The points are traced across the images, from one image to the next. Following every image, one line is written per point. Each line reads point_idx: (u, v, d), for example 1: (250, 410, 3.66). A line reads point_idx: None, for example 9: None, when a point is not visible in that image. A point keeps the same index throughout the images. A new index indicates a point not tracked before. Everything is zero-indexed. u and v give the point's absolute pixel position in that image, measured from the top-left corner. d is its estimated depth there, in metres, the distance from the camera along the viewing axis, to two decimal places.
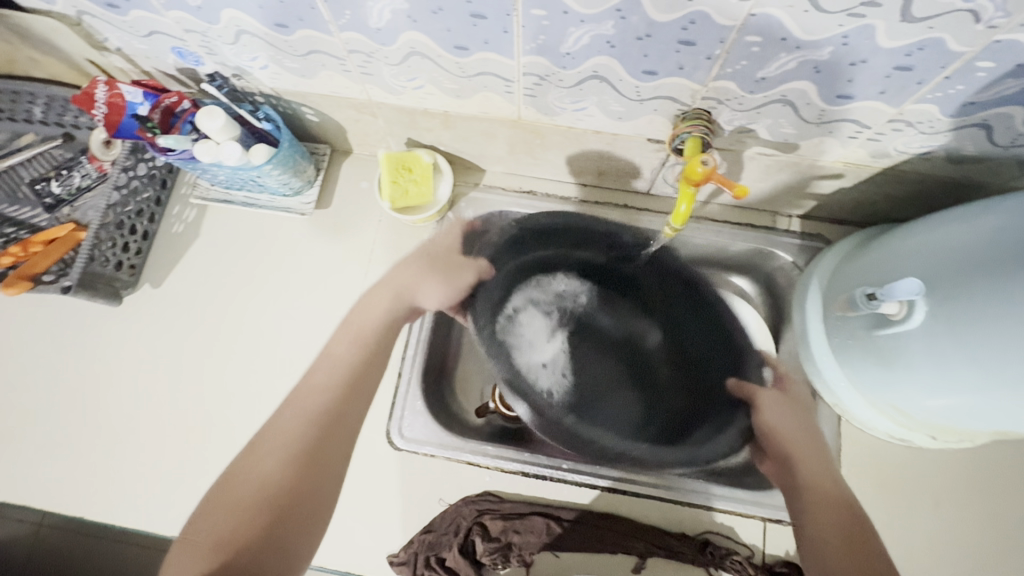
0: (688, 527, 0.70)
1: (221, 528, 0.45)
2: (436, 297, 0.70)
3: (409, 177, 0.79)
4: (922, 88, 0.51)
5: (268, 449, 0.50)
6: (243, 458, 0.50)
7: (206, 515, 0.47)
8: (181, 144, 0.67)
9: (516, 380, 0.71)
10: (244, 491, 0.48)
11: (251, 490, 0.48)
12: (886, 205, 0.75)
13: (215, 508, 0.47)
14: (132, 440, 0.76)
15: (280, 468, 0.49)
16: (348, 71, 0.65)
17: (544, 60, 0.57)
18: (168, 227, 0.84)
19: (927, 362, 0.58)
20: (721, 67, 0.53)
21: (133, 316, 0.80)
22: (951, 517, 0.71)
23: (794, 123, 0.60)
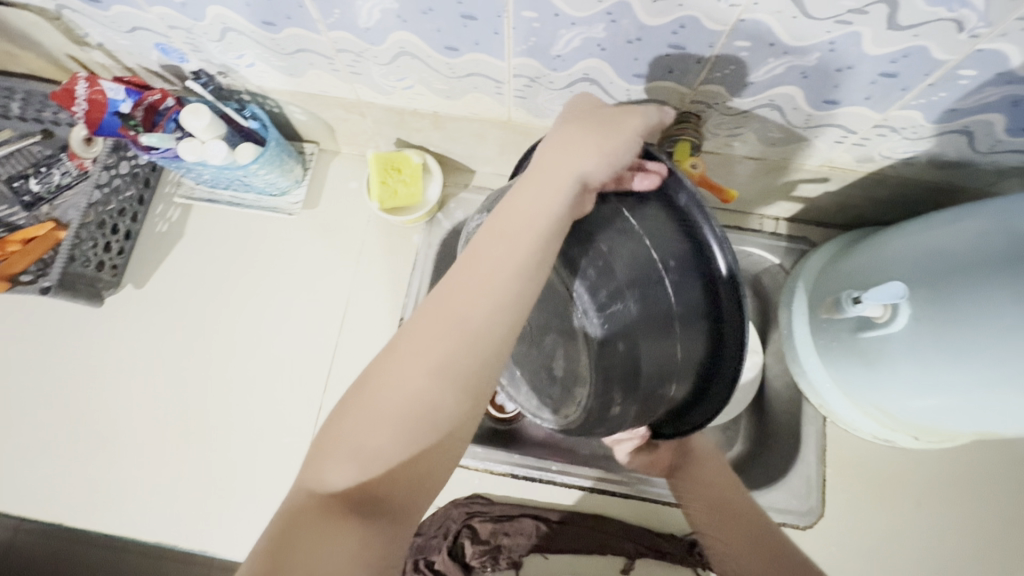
0: (676, 528, 0.71)
1: (387, 444, 0.38)
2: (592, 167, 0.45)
3: (398, 177, 0.78)
4: (906, 95, 0.52)
5: (421, 353, 0.40)
6: (382, 375, 0.40)
7: (367, 416, 0.39)
8: (164, 142, 0.66)
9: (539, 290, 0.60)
10: (433, 418, 0.39)
11: (403, 401, 0.39)
12: (870, 209, 0.76)
13: (373, 455, 0.38)
14: (114, 444, 0.74)
15: (430, 377, 0.40)
16: (336, 71, 0.65)
17: (535, 62, 0.56)
18: (151, 227, 0.82)
19: (910, 364, 0.59)
20: (710, 71, 0.53)
21: (115, 317, 0.79)
22: (932, 515, 0.72)
23: (782, 127, 0.61)
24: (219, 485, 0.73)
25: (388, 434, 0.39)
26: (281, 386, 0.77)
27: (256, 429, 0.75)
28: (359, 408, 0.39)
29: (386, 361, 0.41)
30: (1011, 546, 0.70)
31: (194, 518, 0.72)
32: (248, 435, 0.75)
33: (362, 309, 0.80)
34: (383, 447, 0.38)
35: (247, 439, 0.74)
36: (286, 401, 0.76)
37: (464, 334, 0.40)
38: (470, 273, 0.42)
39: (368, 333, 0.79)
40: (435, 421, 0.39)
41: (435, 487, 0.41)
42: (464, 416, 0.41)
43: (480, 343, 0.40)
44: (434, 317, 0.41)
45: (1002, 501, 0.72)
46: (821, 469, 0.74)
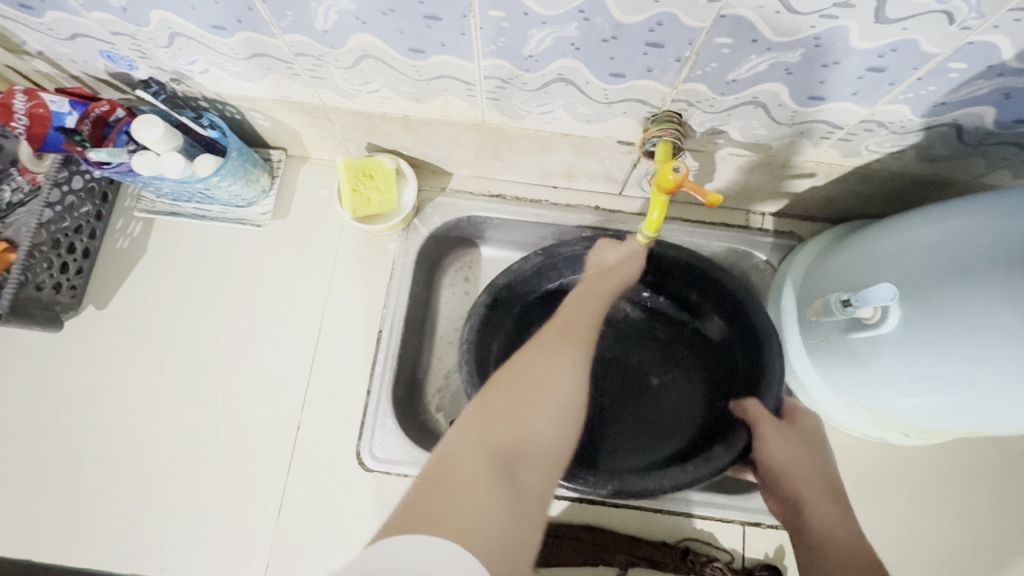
0: (668, 536, 0.70)
1: (490, 502, 0.49)
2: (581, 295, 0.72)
3: (371, 184, 0.75)
4: (894, 89, 0.50)
5: (536, 419, 0.60)
6: (522, 410, 0.59)
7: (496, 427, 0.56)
8: (115, 157, 0.62)
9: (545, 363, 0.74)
10: (525, 451, 0.56)
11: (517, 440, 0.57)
12: (858, 202, 0.74)
13: (461, 485, 0.49)
14: (86, 473, 0.71)
15: (552, 429, 0.61)
16: (296, 75, 0.61)
17: (506, 63, 0.53)
18: (111, 243, 0.78)
19: (899, 365, 0.57)
20: (691, 69, 0.50)
21: (79, 340, 0.75)
22: (925, 509, 0.72)
23: (766, 124, 0.58)
24: (198, 511, 0.70)
25: (536, 421, 0.60)
26: (257, 405, 0.74)
27: (234, 450, 0.72)
28: (475, 448, 0.54)
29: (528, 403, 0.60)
30: (1003, 540, 0.70)
31: (173, 547, 0.69)
32: (227, 457, 0.72)
33: (339, 322, 0.77)
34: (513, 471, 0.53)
35: (225, 461, 0.72)
36: (264, 421, 0.73)
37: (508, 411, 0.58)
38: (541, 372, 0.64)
39: (347, 347, 0.76)
40: (529, 464, 0.56)
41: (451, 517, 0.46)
42: (533, 462, 0.57)
43: (548, 460, 0.59)
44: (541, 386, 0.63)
45: (992, 495, 0.72)
46: None
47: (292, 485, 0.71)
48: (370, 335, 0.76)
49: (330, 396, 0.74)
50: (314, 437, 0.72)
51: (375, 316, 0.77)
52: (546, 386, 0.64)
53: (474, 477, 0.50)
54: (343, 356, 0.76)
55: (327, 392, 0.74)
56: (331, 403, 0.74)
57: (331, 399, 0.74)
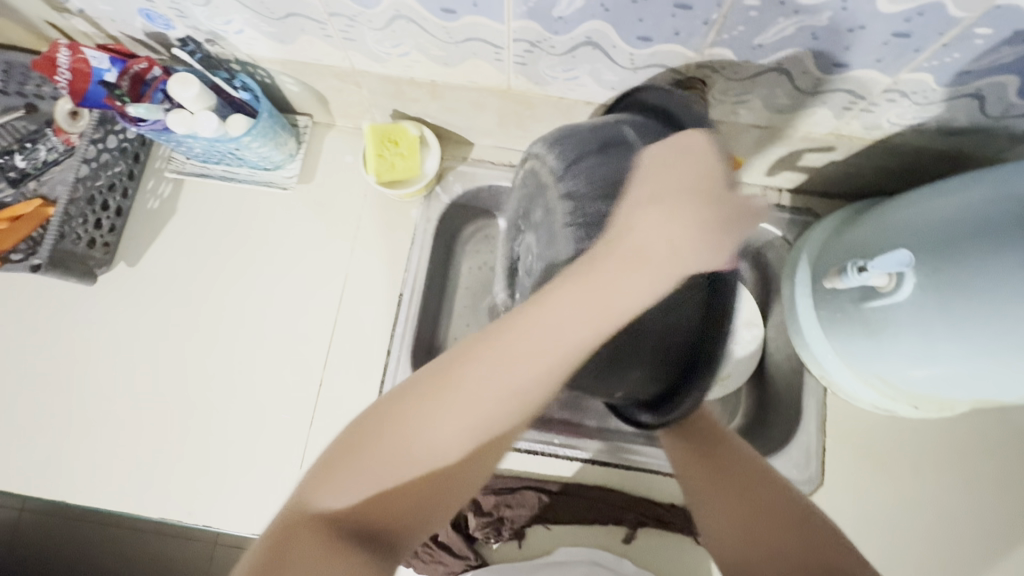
0: (677, 498, 0.72)
1: (361, 490, 0.42)
2: (571, 313, 0.43)
3: (395, 150, 0.76)
4: (918, 56, 0.51)
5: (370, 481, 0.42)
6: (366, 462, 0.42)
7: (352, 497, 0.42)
8: (152, 113, 0.63)
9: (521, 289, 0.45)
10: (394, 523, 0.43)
11: (404, 474, 0.43)
12: (876, 179, 0.75)
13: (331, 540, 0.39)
14: (116, 423, 0.74)
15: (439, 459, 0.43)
16: (329, 36, 0.62)
17: (535, 25, 0.54)
18: (143, 204, 0.80)
19: (911, 334, 0.59)
20: (718, 33, 0.51)
21: (110, 296, 0.78)
22: (932, 481, 0.73)
23: (789, 93, 0.59)
24: (223, 461, 0.73)
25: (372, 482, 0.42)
26: (281, 362, 0.76)
27: (259, 404, 0.75)
28: (360, 503, 0.42)
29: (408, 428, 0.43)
30: (1009, 513, 0.71)
31: (198, 495, 0.72)
32: (251, 411, 0.74)
33: (361, 284, 0.79)
34: (369, 502, 0.42)
35: (249, 414, 0.74)
36: (287, 378, 0.76)
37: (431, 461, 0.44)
38: (410, 440, 0.42)
39: (368, 309, 0.78)
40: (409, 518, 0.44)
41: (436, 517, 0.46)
42: (405, 513, 0.44)
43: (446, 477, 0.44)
44: (397, 436, 0.42)
45: (1000, 470, 0.73)
46: (820, 437, 0.75)
47: (315, 438, 0.74)
48: (390, 298, 0.78)
49: (352, 355, 0.76)
50: (336, 394, 0.75)
51: (397, 280, 0.79)
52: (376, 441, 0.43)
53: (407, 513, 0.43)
54: (364, 318, 0.78)
55: (348, 352, 0.77)
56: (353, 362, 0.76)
57: (352, 359, 0.76)
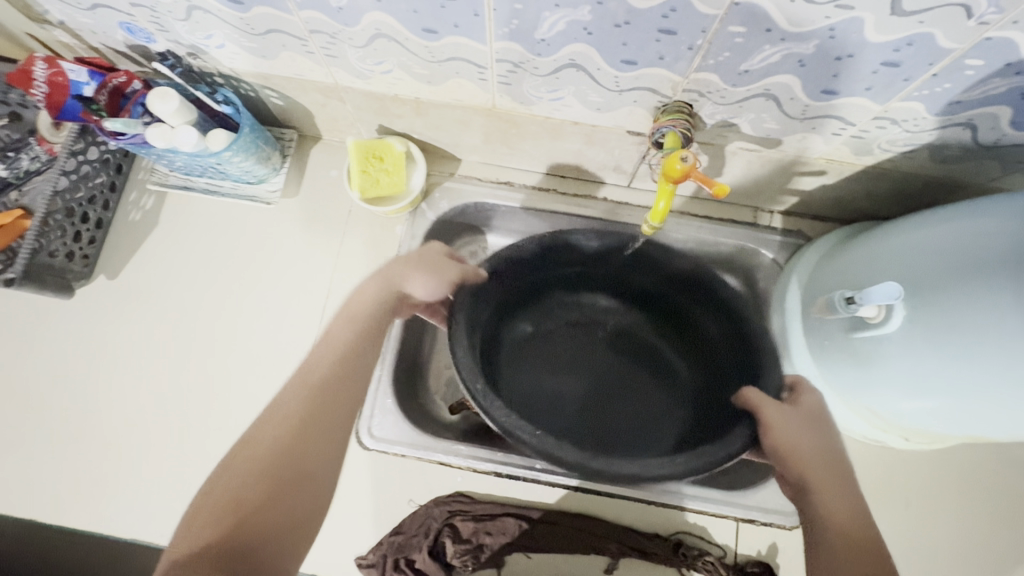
0: (661, 528, 0.70)
1: (200, 533, 0.41)
2: (425, 287, 0.61)
3: (380, 166, 0.75)
4: (908, 85, 0.49)
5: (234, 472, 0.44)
6: (232, 457, 0.46)
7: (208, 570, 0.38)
8: (130, 128, 0.63)
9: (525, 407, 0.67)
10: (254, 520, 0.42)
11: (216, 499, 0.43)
12: (869, 204, 0.73)
13: (236, 465, 0.45)
14: (91, 438, 0.72)
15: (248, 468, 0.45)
16: (310, 53, 0.61)
17: (518, 46, 0.53)
18: (124, 215, 0.80)
19: (903, 366, 0.57)
20: (703, 58, 0.50)
21: (90, 309, 0.76)
22: (925, 514, 0.71)
23: (778, 118, 0.58)
24: (197, 481, 0.71)
25: (250, 467, 0.44)
26: (260, 380, 0.75)
27: (236, 423, 0.73)
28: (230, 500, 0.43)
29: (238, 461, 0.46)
30: (1002, 549, 0.70)
31: (170, 515, 0.70)
32: (229, 429, 0.73)
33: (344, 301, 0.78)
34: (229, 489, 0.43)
35: (225, 433, 0.73)
36: (266, 396, 0.74)
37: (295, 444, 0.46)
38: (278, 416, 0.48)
39: None
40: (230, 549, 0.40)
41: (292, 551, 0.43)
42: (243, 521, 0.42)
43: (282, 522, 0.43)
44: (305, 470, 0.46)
45: (992, 504, 0.71)
46: None
47: None
48: None
49: None
50: None
51: None
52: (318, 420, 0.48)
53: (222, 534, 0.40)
54: None
55: None
56: None
57: None
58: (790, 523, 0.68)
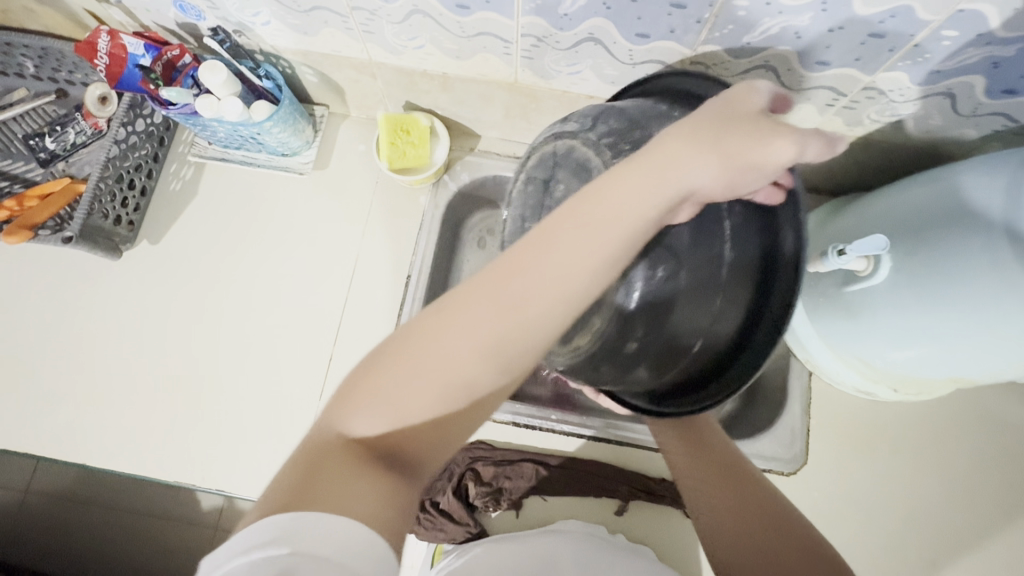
0: (668, 473, 0.75)
1: (422, 413, 0.38)
2: (708, 174, 0.39)
3: (407, 139, 0.81)
4: (893, 55, 0.55)
5: (424, 358, 0.37)
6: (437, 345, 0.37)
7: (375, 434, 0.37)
8: (182, 97, 0.68)
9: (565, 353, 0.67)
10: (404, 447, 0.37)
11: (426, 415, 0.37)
12: (860, 176, 0.79)
13: (396, 377, 0.37)
14: (135, 390, 0.77)
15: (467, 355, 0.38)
16: (349, 29, 0.67)
17: (543, 21, 0.59)
18: (165, 185, 0.85)
19: (891, 316, 0.62)
20: (710, 31, 0.56)
21: (134, 271, 0.82)
22: (912, 462, 0.77)
23: (776, 90, 0.64)
24: (235, 430, 0.76)
25: (480, 329, 0.37)
26: (293, 337, 0.80)
27: (271, 377, 0.78)
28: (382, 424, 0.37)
29: (422, 347, 0.37)
30: (983, 494, 0.75)
31: (209, 461, 0.75)
32: (265, 382, 0.78)
33: (371, 265, 0.83)
34: (390, 435, 0.37)
35: (260, 385, 0.78)
36: None
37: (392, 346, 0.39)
38: (540, 258, 0.37)
39: (377, 290, 0.82)
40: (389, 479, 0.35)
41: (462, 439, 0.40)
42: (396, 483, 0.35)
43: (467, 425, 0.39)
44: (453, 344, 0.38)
45: (974, 453, 0.77)
46: (806, 419, 0.78)
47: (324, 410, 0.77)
48: (398, 280, 0.82)
49: (361, 333, 0.80)
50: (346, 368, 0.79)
51: (405, 263, 0.83)
52: (435, 325, 0.38)
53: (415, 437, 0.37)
54: (373, 298, 0.82)
55: (358, 330, 0.80)
56: (362, 339, 0.80)
57: (362, 335, 0.80)
58: (789, 468, 0.76)
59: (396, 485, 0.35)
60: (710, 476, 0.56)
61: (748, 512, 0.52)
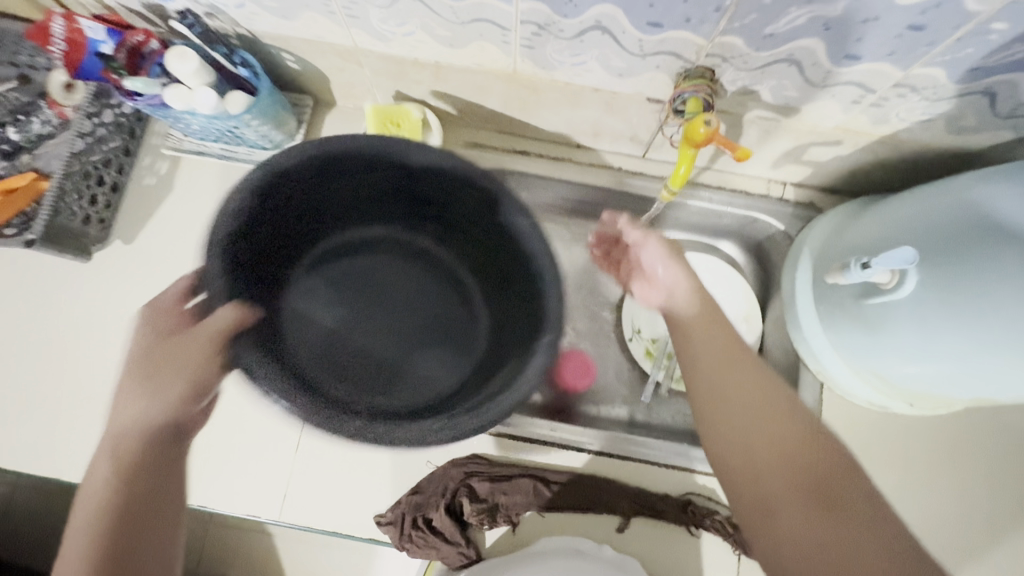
0: (672, 489, 0.72)
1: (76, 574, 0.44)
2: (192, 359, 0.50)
3: (397, 133, 0.75)
4: (932, 50, 0.50)
5: (90, 489, 0.48)
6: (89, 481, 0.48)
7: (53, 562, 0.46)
8: (150, 87, 0.62)
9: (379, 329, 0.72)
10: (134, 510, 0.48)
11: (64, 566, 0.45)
12: (881, 176, 0.74)
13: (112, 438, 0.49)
14: (109, 400, 0.73)
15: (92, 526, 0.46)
16: (332, 13, 0.61)
17: (544, 7, 0.53)
18: (139, 180, 0.79)
19: (912, 332, 0.58)
20: (730, 20, 0.50)
21: (105, 273, 0.77)
22: (928, 477, 0.73)
23: (798, 85, 0.58)
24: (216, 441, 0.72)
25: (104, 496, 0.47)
26: None
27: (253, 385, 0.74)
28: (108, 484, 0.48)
29: (95, 485, 0.48)
30: (997, 512, 0.72)
31: None
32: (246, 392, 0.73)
33: None
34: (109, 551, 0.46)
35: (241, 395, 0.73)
36: None
37: (147, 371, 0.50)
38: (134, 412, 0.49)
39: None
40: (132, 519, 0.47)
41: None
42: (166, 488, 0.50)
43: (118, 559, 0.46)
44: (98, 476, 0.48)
45: (988, 468, 0.74)
46: None
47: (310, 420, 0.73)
48: None
49: None
50: None
51: None
52: (174, 358, 0.50)
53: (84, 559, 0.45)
54: None
55: None
56: None
57: None
58: None
59: None
60: (753, 424, 0.52)
61: (768, 416, 0.52)
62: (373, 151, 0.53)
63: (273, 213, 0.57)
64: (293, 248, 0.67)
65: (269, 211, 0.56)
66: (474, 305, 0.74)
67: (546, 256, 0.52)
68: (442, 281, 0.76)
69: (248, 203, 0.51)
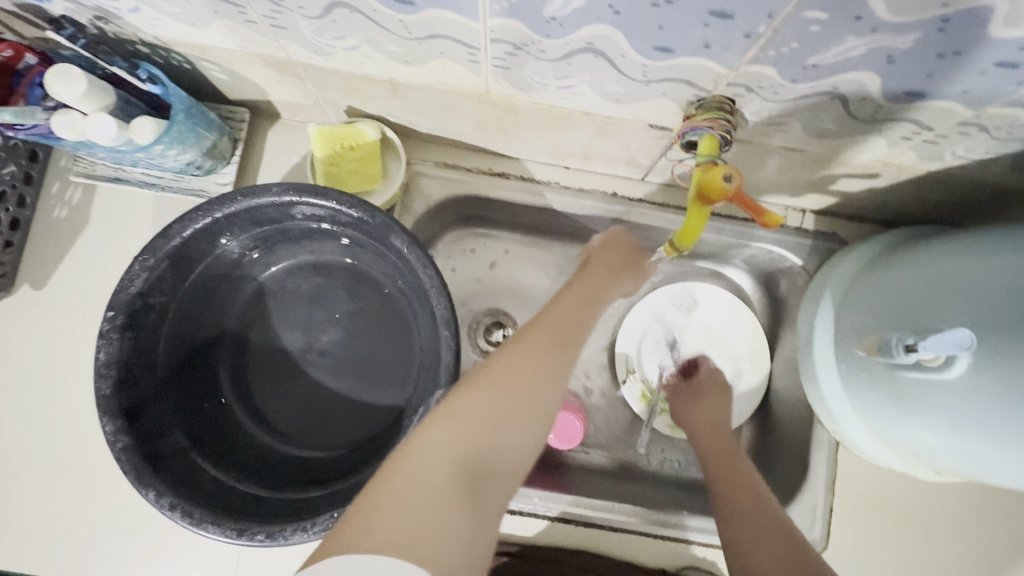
0: (667, 563, 0.65)
1: (449, 466, 0.39)
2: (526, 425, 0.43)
3: (352, 157, 0.63)
4: (1019, 90, 0.39)
5: (420, 486, 0.37)
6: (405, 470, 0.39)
7: (409, 521, 0.35)
8: (23, 118, 0.49)
9: (319, 367, 0.65)
10: (495, 459, 0.41)
11: (431, 485, 0.38)
12: (918, 207, 0.64)
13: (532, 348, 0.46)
14: (25, 475, 0.63)
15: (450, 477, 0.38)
16: (251, 22, 0.48)
17: (520, 25, 0.41)
18: (47, 211, 0.67)
19: (953, 418, 0.49)
20: (762, 48, 0.39)
21: (15, 324, 0.65)
22: (959, 547, 0.65)
23: (839, 120, 0.47)
24: (154, 519, 0.63)
25: (458, 427, 0.40)
26: None
27: None
28: (478, 385, 0.43)
29: (392, 515, 0.36)
30: None
31: (124, 559, 0.62)
32: None
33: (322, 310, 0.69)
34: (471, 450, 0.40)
35: None
36: None
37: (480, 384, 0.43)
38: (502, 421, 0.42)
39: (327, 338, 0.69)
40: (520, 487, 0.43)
41: (446, 551, 0.35)
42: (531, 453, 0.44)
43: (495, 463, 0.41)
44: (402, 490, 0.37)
45: None
46: (829, 496, 0.67)
47: None
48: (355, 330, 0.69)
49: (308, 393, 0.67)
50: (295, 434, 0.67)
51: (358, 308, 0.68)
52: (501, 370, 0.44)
53: (435, 494, 0.37)
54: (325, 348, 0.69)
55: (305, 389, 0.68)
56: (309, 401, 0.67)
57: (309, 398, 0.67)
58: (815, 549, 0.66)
59: (471, 505, 0.38)
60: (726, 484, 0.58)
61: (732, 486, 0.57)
62: (215, 204, 0.53)
63: (164, 330, 0.58)
64: (214, 314, 0.64)
65: (163, 333, 0.58)
66: (401, 319, 0.65)
67: (431, 283, 0.52)
68: (382, 311, 0.65)
69: (117, 343, 0.53)
